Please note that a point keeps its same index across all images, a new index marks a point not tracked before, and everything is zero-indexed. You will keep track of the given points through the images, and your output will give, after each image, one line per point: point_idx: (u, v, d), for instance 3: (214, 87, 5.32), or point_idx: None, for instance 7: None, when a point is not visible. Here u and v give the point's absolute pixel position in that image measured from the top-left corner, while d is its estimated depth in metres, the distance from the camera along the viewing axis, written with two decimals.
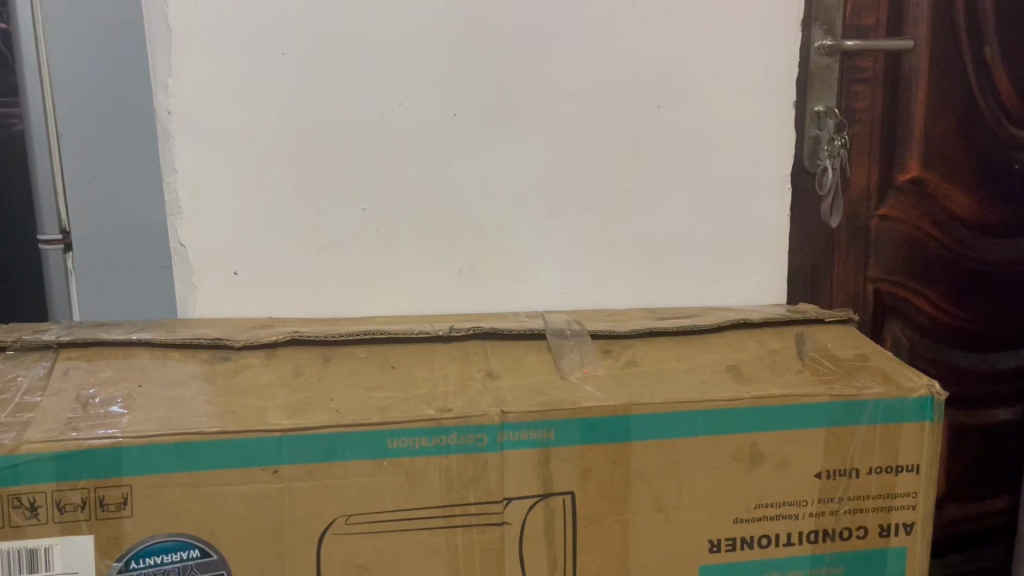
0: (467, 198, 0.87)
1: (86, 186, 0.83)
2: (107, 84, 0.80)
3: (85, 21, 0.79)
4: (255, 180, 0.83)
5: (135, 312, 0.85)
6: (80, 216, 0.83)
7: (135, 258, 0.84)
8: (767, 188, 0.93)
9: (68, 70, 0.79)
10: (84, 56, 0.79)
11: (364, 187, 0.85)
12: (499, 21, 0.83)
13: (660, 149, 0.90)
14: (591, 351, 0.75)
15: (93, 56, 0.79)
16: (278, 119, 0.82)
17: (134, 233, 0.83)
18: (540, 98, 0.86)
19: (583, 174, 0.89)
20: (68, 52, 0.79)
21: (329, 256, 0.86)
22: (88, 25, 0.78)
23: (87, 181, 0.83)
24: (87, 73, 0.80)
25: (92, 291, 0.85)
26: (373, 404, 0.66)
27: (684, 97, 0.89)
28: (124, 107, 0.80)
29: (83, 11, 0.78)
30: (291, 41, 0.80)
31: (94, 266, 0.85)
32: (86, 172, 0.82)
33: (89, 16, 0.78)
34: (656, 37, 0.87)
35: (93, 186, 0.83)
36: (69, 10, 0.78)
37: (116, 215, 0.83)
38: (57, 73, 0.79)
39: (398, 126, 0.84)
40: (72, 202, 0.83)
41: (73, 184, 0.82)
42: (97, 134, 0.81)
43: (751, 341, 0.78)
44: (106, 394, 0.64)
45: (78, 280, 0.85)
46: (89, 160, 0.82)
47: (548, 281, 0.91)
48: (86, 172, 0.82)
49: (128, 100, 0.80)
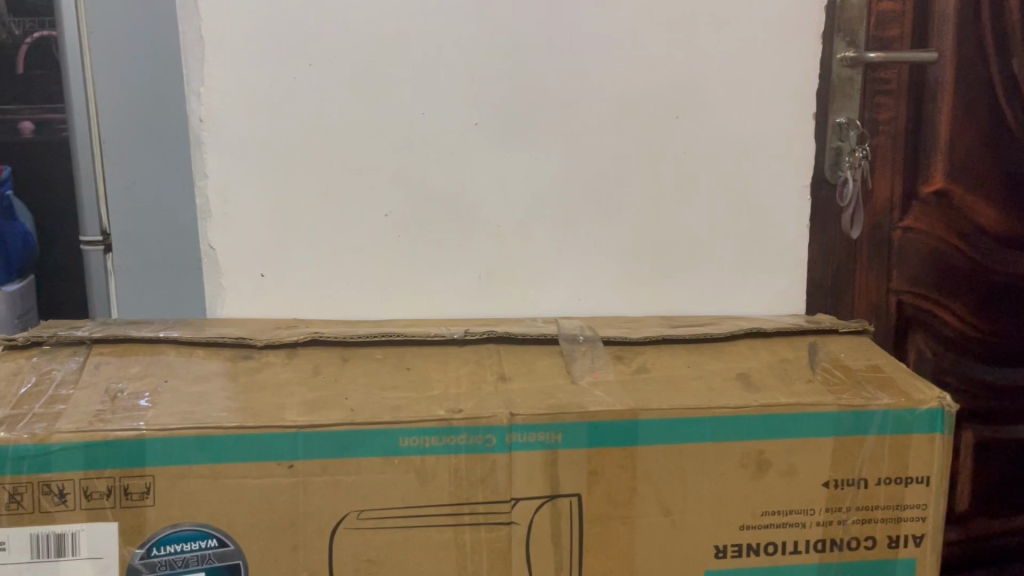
0: (487, 205, 0.89)
1: (125, 189, 0.86)
2: (142, 92, 0.83)
3: (124, 31, 0.82)
4: (282, 187, 0.86)
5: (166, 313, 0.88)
6: (118, 217, 0.86)
7: (168, 260, 0.87)
8: (786, 198, 0.93)
9: (110, 76, 0.83)
10: (126, 65, 0.83)
11: (387, 194, 0.87)
12: (519, 31, 0.85)
13: (679, 158, 0.91)
14: (602, 356, 0.77)
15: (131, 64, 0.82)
16: (304, 127, 0.85)
17: (166, 235, 0.86)
18: (559, 107, 0.88)
19: (602, 183, 0.90)
20: (106, 63, 0.82)
21: (352, 260, 0.89)
22: (128, 35, 0.82)
23: (127, 185, 0.86)
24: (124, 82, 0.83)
25: (127, 291, 0.88)
26: (386, 404, 0.68)
27: (703, 108, 0.90)
28: (159, 115, 0.83)
29: (123, 22, 0.82)
30: (317, 52, 0.83)
31: (132, 265, 0.88)
32: (127, 176, 0.85)
33: (127, 27, 0.82)
34: (676, 49, 0.88)
35: (132, 189, 0.86)
36: (110, 19, 0.82)
37: (149, 218, 0.86)
38: (99, 80, 0.83)
39: (421, 135, 0.86)
40: (111, 204, 0.86)
41: (114, 188, 0.85)
42: (138, 140, 0.84)
43: (763, 350, 0.79)
44: (133, 388, 0.67)
45: (116, 278, 0.88)
46: (128, 164, 0.85)
47: (565, 287, 0.92)
48: (125, 176, 0.85)
49: (163, 108, 0.83)
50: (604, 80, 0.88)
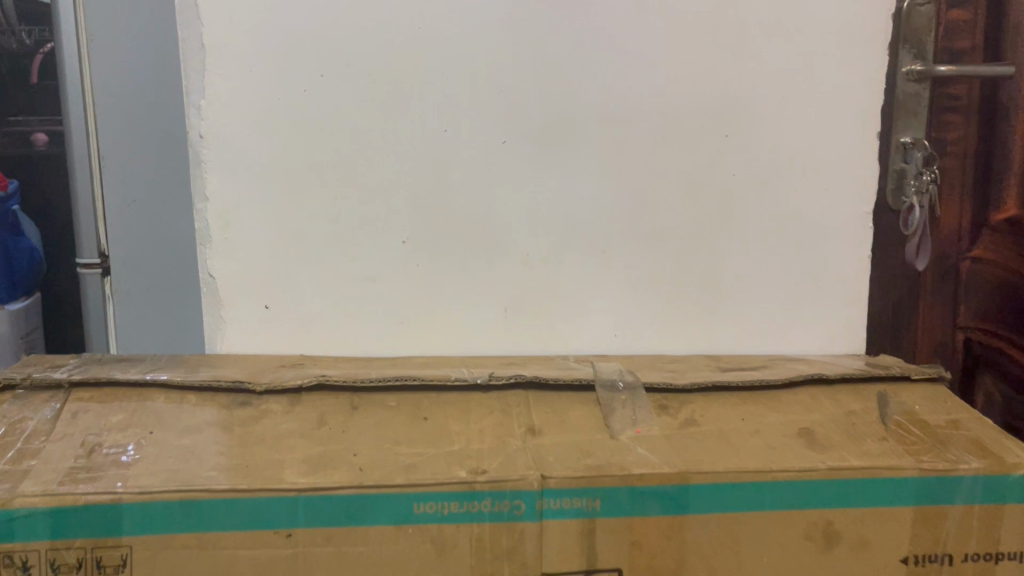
0: (514, 231, 0.81)
1: (127, 208, 0.81)
2: (143, 105, 0.78)
3: (124, 41, 0.77)
4: (288, 210, 0.78)
5: (164, 346, 0.82)
6: (117, 237, 0.81)
7: (166, 287, 0.81)
8: (847, 226, 0.84)
9: (109, 90, 0.78)
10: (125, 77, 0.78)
11: (405, 218, 0.79)
12: (553, 40, 0.77)
13: (728, 181, 0.82)
14: (645, 406, 0.68)
15: (131, 74, 0.77)
16: (314, 145, 0.77)
17: (165, 259, 0.80)
18: (596, 124, 0.79)
19: (642, 208, 0.82)
20: (107, 75, 0.78)
21: (365, 291, 0.80)
22: (128, 43, 0.77)
23: (128, 205, 0.81)
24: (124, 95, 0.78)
25: (127, 318, 0.83)
26: (400, 463, 0.59)
27: (755, 126, 0.81)
28: (159, 128, 0.77)
29: (123, 30, 0.77)
30: (330, 62, 0.75)
31: (133, 292, 0.82)
32: (128, 194, 0.80)
33: (128, 36, 0.77)
34: (726, 61, 0.79)
35: (132, 209, 0.81)
36: (113, 30, 0.77)
37: (149, 238, 0.81)
38: (99, 91, 0.78)
39: (443, 155, 0.78)
40: (111, 224, 0.81)
41: (114, 207, 0.81)
42: (139, 157, 0.79)
43: (827, 400, 0.70)
44: (114, 441, 0.59)
45: (115, 305, 0.83)
46: (129, 181, 0.80)
47: (600, 322, 0.84)
48: (127, 194, 0.80)
49: (161, 121, 0.77)
50: (646, 96, 0.79)
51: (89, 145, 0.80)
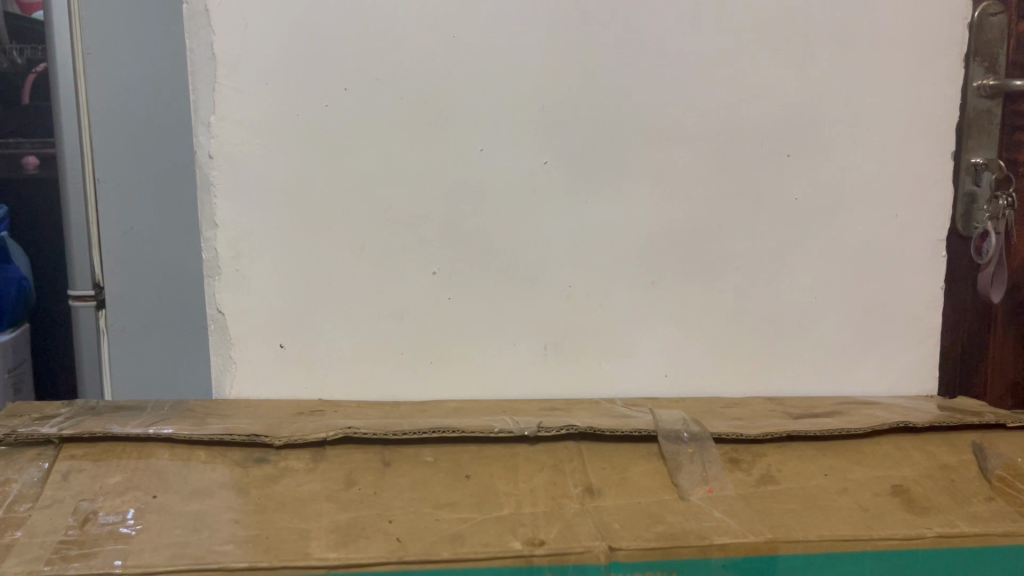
0: (556, 261, 0.73)
1: (125, 237, 0.72)
2: (149, 124, 0.70)
3: (128, 53, 0.69)
4: (306, 238, 0.70)
5: (167, 390, 0.74)
6: (114, 270, 0.72)
7: (170, 322, 0.73)
8: (918, 255, 0.77)
9: (107, 104, 0.70)
10: (128, 92, 0.70)
11: (435, 248, 0.71)
12: (601, 51, 0.70)
13: (789, 207, 0.75)
14: (715, 461, 0.60)
15: (135, 88, 0.70)
16: (336, 167, 0.69)
17: (169, 294, 0.72)
18: (646, 145, 0.72)
19: (696, 238, 0.74)
20: (111, 88, 0.70)
21: (391, 328, 0.72)
22: (135, 56, 0.69)
23: (126, 232, 0.72)
24: (128, 113, 0.70)
25: (122, 359, 0.74)
26: (444, 531, 0.51)
27: (820, 146, 0.74)
28: (167, 151, 0.70)
29: (126, 39, 0.69)
30: (355, 74, 0.68)
31: (131, 328, 0.74)
32: (126, 220, 0.71)
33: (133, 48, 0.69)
34: (788, 76, 0.72)
35: (131, 237, 0.72)
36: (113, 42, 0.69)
37: (150, 271, 0.72)
38: (96, 107, 0.70)
39: (478, 178, 0.71)
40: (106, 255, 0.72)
41: (108, 235, 0.71)
42: (143, 180, 0.71)
43: (916, 452, 0.62)
44: (111, 508, 0.51)
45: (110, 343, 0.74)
46: (130, 205, 0.71)
47: (649, 361, 0.76)
48: (125, 222, 0.71)
49: (168, 142, 0.70)
50: (701, 114, 0.72)
51: (84, 166, 0.71)
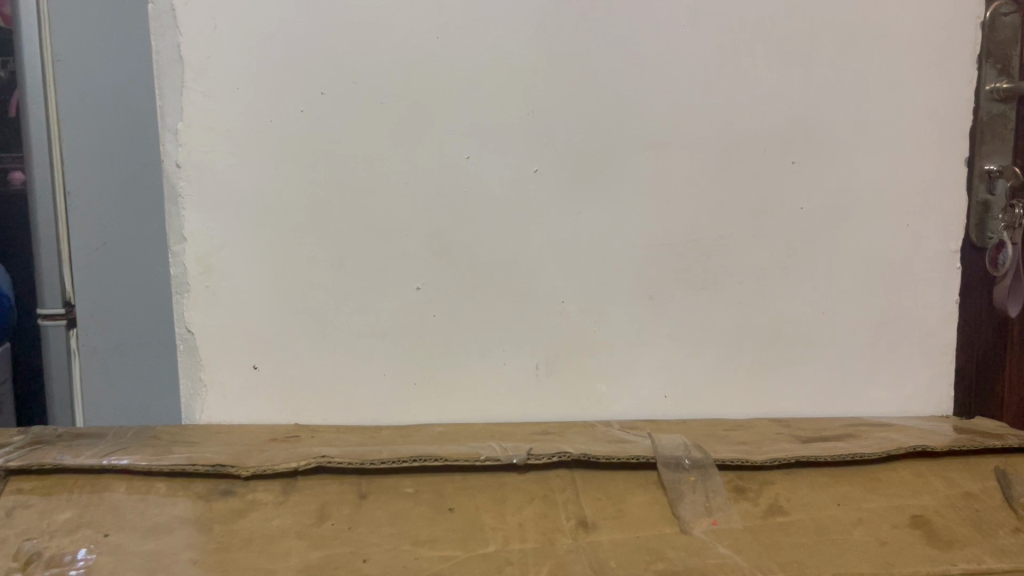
0: (548, 275, 0.69)
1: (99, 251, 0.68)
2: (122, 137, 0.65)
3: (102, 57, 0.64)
4: (281, 252, 0.66)
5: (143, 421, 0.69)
6: (86, 289, 0.68)
7: (146, 346, 0.69)
8: (930, 268, 0.73)
9: (77, 113, 0.65)
10: (102, 101, 0.65)
11: (420, 262, 0.67)
12: (595, 53, 0.66)
13: (794, 217, 0.71)
14: (720, 490, 0.55)
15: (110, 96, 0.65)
16: (314, 176, 0.65)
17: (143, 318, 0.68)
18: (642, 151, 0.68)
19: (697, 250, 0.70)
20: (80, 94, 0.65)
21: (373, 348, 0.68)
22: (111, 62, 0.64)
23: (99, 248, 0.68)
24: (101, 125, 0.66)
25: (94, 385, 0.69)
26: (424, 571, 0.47)
27: (827, 152, 0.70)
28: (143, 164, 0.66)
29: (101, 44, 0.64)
30: (332, 78, 0.64)
31: (102, 348, 0.69)
32: (99, 236, 0.68)
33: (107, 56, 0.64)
34: (792, 78, 0.69)
35: (104, 254, 0.68)
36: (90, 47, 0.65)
37: (124, 292, 0.68)
38: (67, 114, 0.65)
39: (466, 187, 0.67)
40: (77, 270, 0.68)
41: (81, 251, 0.68)
42: (116, 194, 0.66)
43: (936, 479, 0.58)
44: (59, 548, 0.47)
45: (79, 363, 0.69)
46: (103, 222, 0.67)
47: (648, 381, 0.72)
48: (99, 235, 0.68)
49: (144, 155, 0.65)
50: (701, 119, 0.68)
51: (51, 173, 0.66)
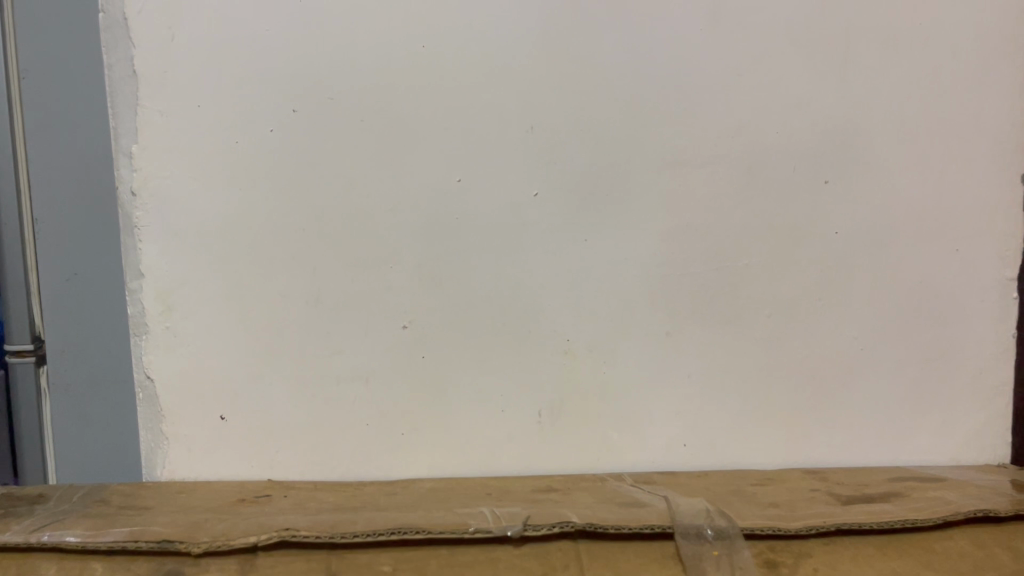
0: (551, 311, 0.61)
1: (69, 283, 0.63)
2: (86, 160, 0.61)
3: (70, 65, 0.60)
4: (251, 287, 0.59)
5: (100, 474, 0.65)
6: (58, 320, 0.63)
7: (104, 389, 0.64)
8: (982, 298, 0.65)
9: (38, 128, 0.61)
10: (64, 116, 0.60)
11: (406, 297, 0.60)
12: (600, 62, 0.59)
13: (828, 242, 0.63)
14: (748, 566, 0.47)
15: (72, 110, 0.60)
16: (286, 203, 0.58)
17: (104, 356, 0.64)
18: (656, 170, 0.61)
19: (717, 281, 0.62)
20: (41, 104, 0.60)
21: (356, 393, 0.61)
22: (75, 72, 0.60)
23: (69, 279, 0.63)
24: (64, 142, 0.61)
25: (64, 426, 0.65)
26: None
27: (863, 169, 0.62)
28: (100, 193, 0.61)
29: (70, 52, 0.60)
30: (305, 92, 0.57)
31: (76, 387, 0.64)
32: (70, 265, 0.63)
33: (73, 66, 0.60)
34: (824, 86, 0.61)
35: (73, 284, 0.63)
36: (58, 58, 0.60)
37: (93, 325, 0.63)
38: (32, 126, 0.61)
39: (457, 213, 0.59)
40: (48, 304, 0.63)
41: (50, 280, 0.63)
42: (79, 222, 0.62)
43: (1001, 550, 0.49)
44: None
45: (50, 403, 0.65)
46: (69, 249, 0.62)
47: (665, 428, 0.64)
48: (67, 266, 0.63)
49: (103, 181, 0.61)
50: (721, 133, 0.61)
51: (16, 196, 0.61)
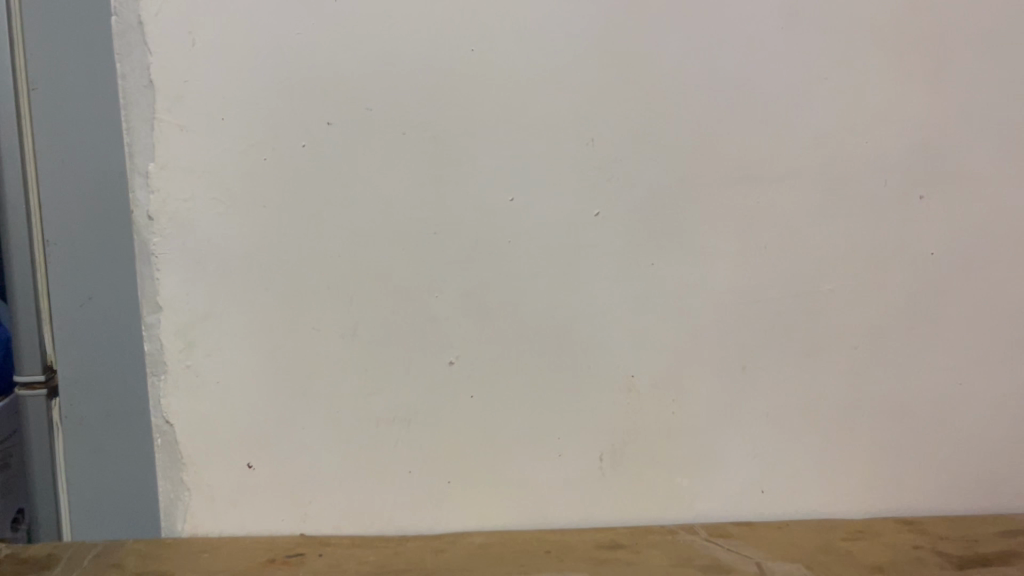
0: (613, 344, 0.55)
1: (83, 310, 0.55)
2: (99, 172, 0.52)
3: None
4: (280, 321, 0.53)
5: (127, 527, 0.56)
6: (71, 350, 0.55)
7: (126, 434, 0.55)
8: None
9: None
10: (72, 123, 0.52)
11: (451, 331, 0.54)
12: (671, 66, 0.52)
13: (921, 265, 0.56)
14: None
15: None
16: (318, 227, 0.52)
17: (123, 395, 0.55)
18: (731, 187, 0.54)
19: (798, 309, 0.56)
20: None
21: (396, 438, 0.55)
22: None
23: (83, 304, 0.55)
24: None
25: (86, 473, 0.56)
26: None
27: (962, 182, 0.55)
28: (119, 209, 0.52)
29: None
30: (339, 103, 0.51)
31: None
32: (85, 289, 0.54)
33: None
34: (920, 91, 0.54)
35: (87, 311, 0.55)
36: None
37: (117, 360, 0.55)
38: None
39: (508, 236, 0.53)
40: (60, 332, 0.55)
41: (65, 305, 0.54)
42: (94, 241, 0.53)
43: None
44: None
45: None
46: (86, 270, 0.54)
47: (738, 474, 0.57)
48: (81, 289, 0.54)
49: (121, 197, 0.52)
50: (804, 145, 0.54)
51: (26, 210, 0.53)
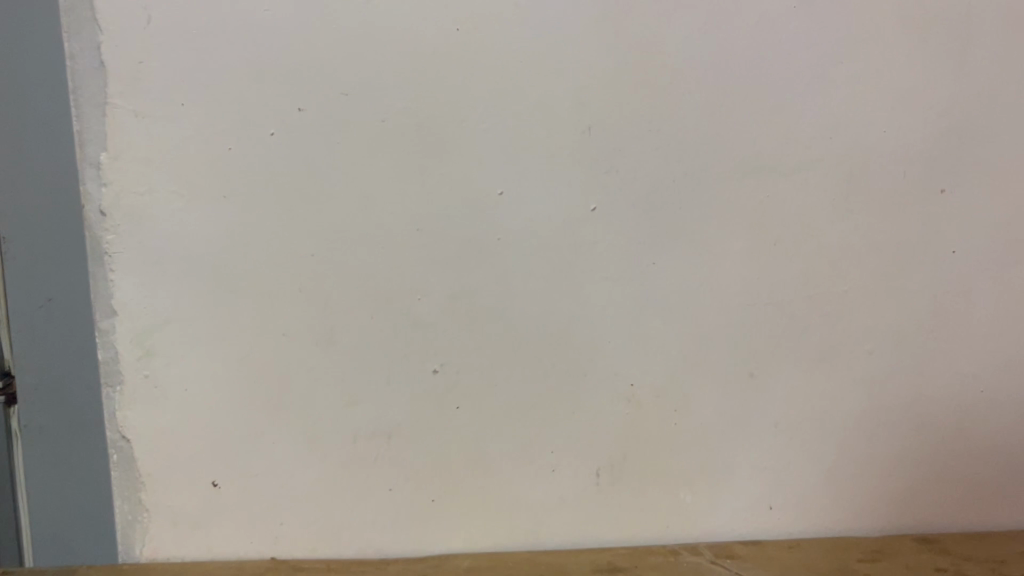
0: (611, 350, 0.51)
1: (42, 312, 0.49)
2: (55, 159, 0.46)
3: None
4: (249, 326, 0.48)
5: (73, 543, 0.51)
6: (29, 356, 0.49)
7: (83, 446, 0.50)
8: None
9: None
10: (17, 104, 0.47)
11: (436, 336, 0.49)
12: (675, 48, 0.48)
13: (941, 265, 0.52)
14: None
15: None
16: (290, 222, 0.47)
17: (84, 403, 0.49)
18: (738, 180, 0.50)
19: (810, 313, 0.52)
20: None
21: (375, 453, 0.50)
22: None
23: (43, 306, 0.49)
24: None
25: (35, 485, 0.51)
26: None
27: (986, 175, 0.51)
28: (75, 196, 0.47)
29: None
30: (311, 86, 0.46)
31: None
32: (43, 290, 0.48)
33: None
34: (945, 77, 0.50)
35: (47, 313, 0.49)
36: None
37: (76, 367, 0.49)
38: None
39: (498, 233, 0.49)
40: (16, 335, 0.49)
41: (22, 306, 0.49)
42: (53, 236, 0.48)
43: None
44: None
45: None
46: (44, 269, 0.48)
47: (745, 489, 0.53)
48: (41, 289, 0.48)
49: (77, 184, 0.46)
50: (818, 135, 0.50)
51: None
